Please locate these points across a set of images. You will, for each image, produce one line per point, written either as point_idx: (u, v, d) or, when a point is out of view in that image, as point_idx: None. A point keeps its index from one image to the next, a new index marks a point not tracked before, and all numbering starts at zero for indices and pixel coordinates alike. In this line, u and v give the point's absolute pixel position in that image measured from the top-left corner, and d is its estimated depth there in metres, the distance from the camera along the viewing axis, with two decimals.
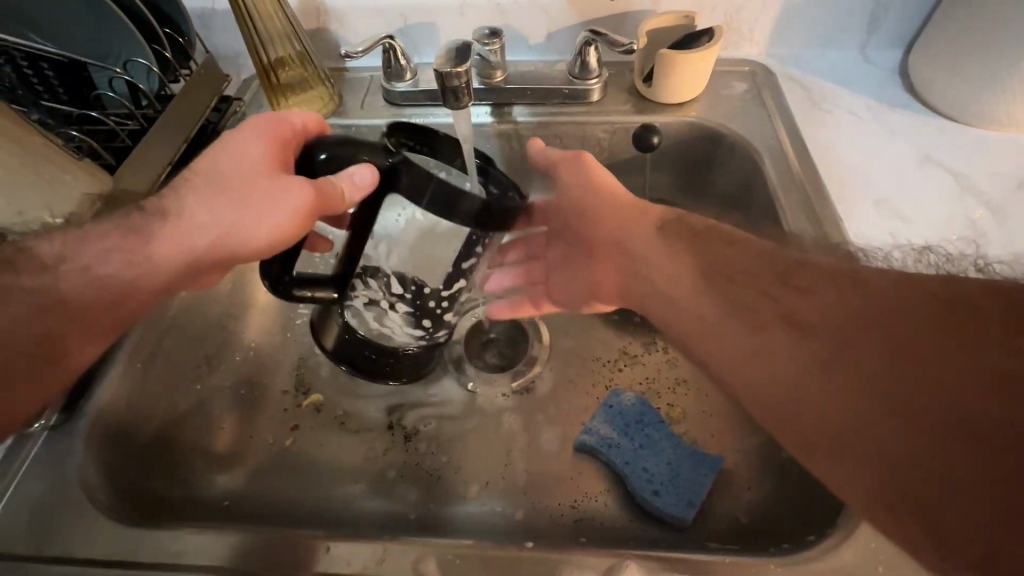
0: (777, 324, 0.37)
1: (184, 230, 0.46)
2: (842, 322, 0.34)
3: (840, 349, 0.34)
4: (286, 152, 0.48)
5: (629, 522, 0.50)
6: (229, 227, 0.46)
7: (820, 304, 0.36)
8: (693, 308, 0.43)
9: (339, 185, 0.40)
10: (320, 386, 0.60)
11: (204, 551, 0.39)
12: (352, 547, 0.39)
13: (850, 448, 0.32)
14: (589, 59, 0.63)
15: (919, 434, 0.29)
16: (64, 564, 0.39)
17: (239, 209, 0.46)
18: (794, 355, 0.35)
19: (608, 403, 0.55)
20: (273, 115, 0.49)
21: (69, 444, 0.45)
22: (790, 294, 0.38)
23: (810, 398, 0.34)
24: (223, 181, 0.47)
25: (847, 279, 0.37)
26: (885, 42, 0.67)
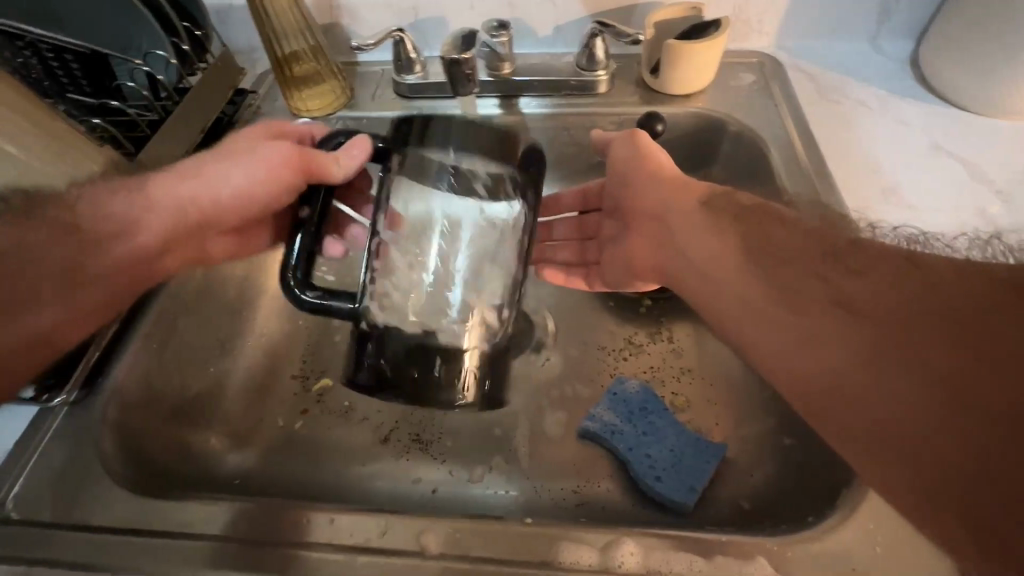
0: (830, 311, 0.35)
1: (180, 187, 0.48)
2: (902, 317, 0.32)
3: (898, 343, 0.31)
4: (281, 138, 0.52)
5: (630, 506, 0.50)
6: (214, 191, 0.49)
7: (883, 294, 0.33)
8: (737, 293, 0.40)
9: (327, 160, 0.43)
10: (330, 371, 0.61)
11: (213, 521, 0.41)
12: (357, 520, 0.40)
13: (895, 448, 0.30)
14: (596, 50, 0.63)
15: (985, 444, 0.27)
16: (82, 531, 0.41)
17: (225, 173, 0.49)
18: (842, 343, 0.33)
19: (611, 390, 0.56)
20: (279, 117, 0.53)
21: (88, 418, 0.46)
22: (846, 281, 0.35)
23: (862, 393, 0.32)
24: (230, 149, 0.50)
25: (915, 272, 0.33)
26: (897, 33, 0.66)
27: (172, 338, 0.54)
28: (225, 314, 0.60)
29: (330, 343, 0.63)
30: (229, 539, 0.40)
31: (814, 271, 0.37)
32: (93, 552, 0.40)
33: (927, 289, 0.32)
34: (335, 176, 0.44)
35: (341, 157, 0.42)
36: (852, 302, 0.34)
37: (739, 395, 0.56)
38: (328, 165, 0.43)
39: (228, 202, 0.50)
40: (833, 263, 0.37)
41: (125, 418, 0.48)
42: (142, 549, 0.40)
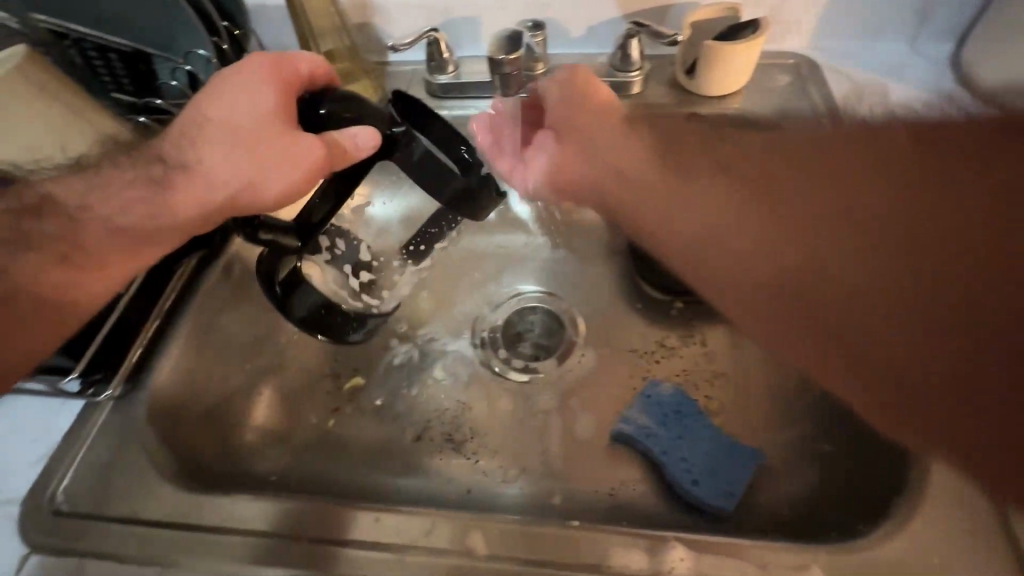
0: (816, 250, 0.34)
1: (204, 176, 0.46)
2: (881, 243, 0.31)
3: (878, 276, 0.31)
4: (291, 99, 0.46)
5: (668, 512, 0.50)
6: (244, 184, 0.47)
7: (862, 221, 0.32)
8: (726, 233, 0.41)
9: (343, 146, 0.42)
10: (361, 369, 0.61)
11: (257, 516, 0.41)
12: (401, 518, 0.41)
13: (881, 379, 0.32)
14: (630, 51, 0.63)
15: (907, 293, 0.30)
16: (131, 523, 0.41)
17: (247, 162, 0.46)
18: (781, 244, 0.37)
19: (645, 393, 0.55)
20: (280, 55, 0.46)
21: (134, 413, 0.47)
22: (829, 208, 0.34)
23: (809, 283, 0.35)
24: (236, 129, 0.45)
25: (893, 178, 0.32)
26: (938, 34, 0.65)
27: (210, 334, 0.54)
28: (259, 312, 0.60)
29: None
30: (275, 535, 0.40)
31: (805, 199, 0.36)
32: (141, 544, 0.41)
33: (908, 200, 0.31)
34: (343, 162, 0.43)
35: (354, 141, 0.42)
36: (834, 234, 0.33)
37: (776, 398, 0.55)
38: (346, 153, 0.42)
39: (250, 179, 0.46)
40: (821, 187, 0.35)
41: (167, 413, 0.49)
42: (190, 543, 0.40)
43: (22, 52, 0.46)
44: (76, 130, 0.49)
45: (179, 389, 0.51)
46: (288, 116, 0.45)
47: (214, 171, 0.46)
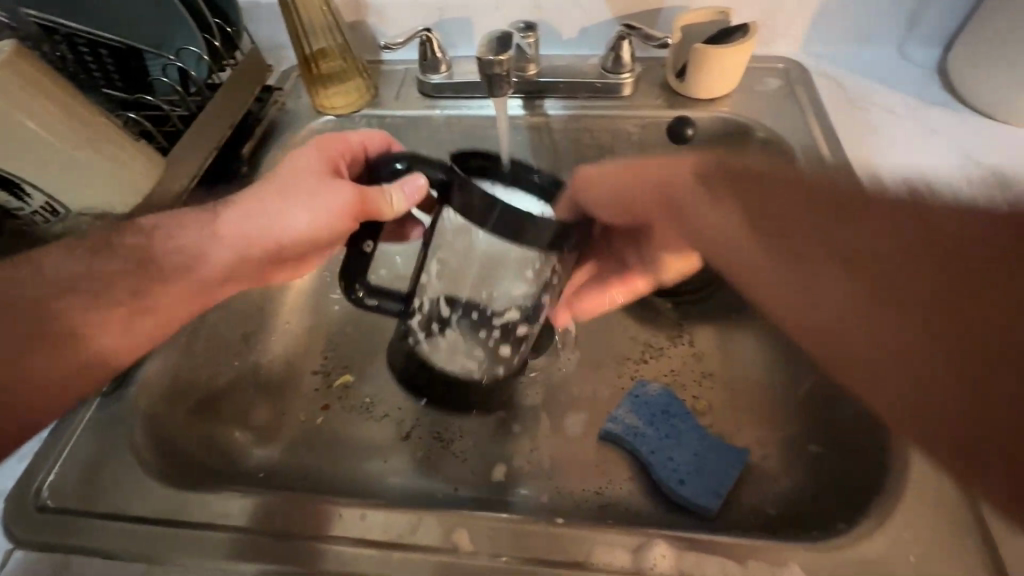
0: (836, 265, 0.38)
1: (245, 219, 0.50)
2: (899, 260, 0.35)
3: (909, 291, 0.35)
4: (340, 167, 0.52)
5: (654, 509, 0.50)
6: (284, 228, 0.51)
7: (875, 235, 0.36)
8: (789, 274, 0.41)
9: (384, 197, 0.47)
10: (352, 367, 0.61)
11: (244, 512, 0.41)
12: (389, 515, 0.41)
13: (951, 385, 0.32)
14: (622, 53, 0.64)
15: (965, 338, 0.32)
16: (115, 519, 0.41)
17: (289, 209, 0.51)
18: (857, 293, 0.37)
19: (633, 392, 0.56)
20: (334, 135, 0.53)
21: (121, 410, 0.47)
22: (837, 224, 0.38)
23: (863, 321, 0.36)
24: (286, 183, 0.51)
25: (843, 211, 0.38)
26: (924, 41, 0.66)
27: (200, 330, 0.54)
28: (250, 309, 0.60)
29: (349, 340, 0.63)
30: (259, 533, 0.40)
31: (777, 224, 0.41)
32: (127, 541, 0.40)
33: (879, 221, 0.37)
34: (389, 212, 0.48)
35: (393, 192, 0.46)
36: (853, 254, 0.37)
37: (761, 399, 0.56)
38: (380, 203, 0.47)
39: (287, 222, 0.51)
40: (838, 208, 0.39)
41: (156, 410, 0.49)
42: (174, 539, 0.40)
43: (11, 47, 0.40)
44: (72, 134, 0.44)
45: (167, 386, 0.51)
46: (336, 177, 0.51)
47: (256, 217, 0.50)
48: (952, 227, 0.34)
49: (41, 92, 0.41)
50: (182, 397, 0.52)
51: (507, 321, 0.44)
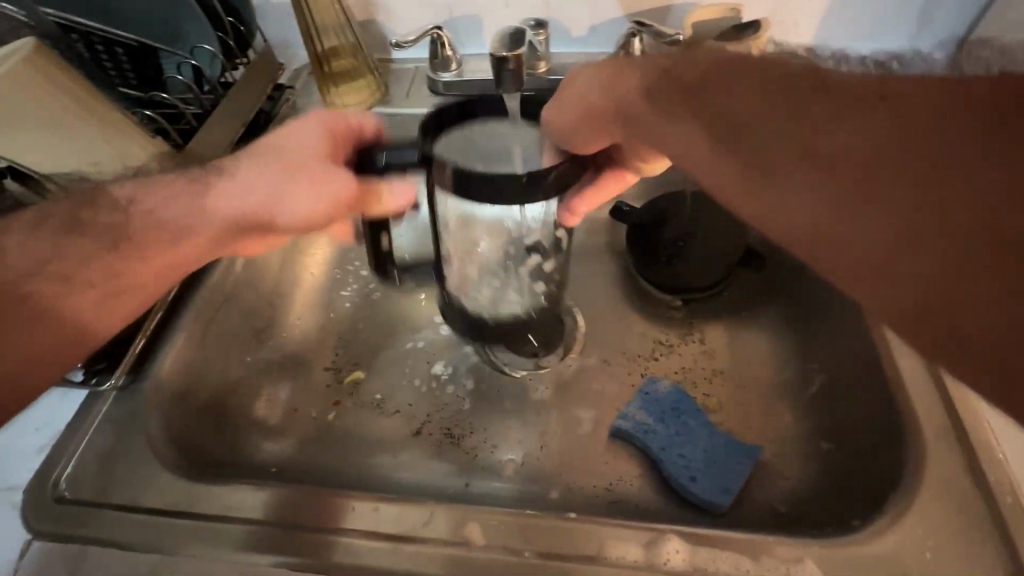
0: (794, 166, 0.36)
1: (229, 191, 0.46)
2: (870, 146, 0.34)
3: (890, 172, 0.33)
4: (340, 145, 0.47)
5: (665, 506, 0.50)
6: (269, 201, 0.46)
7: (844, 136, 0.35)
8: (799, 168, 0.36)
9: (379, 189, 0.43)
10: (362, 363, 0.62)
11: (257, 504, 0.42)
12: (400, 508, 0.41)
13: (954, 263, 0.30)
14: (633, 49, 0.61)
15: (987, 229, 0.30)
16: (131, 511, 0.42)
17: (275, 180, 0.46)
18: (876, 191, 0.33)
19: (643, 390, 0.55)
20: (334, 111, 0.48)
21: (136, 403, 0.48)
22: (785, 122, 0.38)
23: (879, 220, 0.33)
24: (278, 155, 0.46)
25: (801, 109, 0.37)
26: (937, 37, 0.65)
27: (212, 326, 0.55)
28: (261, 305, 0.61)
29: (359, 336, 0.64)
30: (272, 524, 0.41)
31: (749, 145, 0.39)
32: (142, 532, 0.41)
33: (841, 112, 0.36)
34: (380, 207, 0.44)
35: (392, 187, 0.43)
36: (814, 152, 0.36)
37: (774, 396, 0.55)
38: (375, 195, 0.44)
39: (278, 201, 0.46)
40: (806, 100, 0.38)
41: (170, 404, 0.49)
42: (189, 530, 0.41)
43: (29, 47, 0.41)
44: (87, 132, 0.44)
45: (181, 380, 0.51)
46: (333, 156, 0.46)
47: (244, 193, 0.46)
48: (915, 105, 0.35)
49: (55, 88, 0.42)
50: (195, 392, 0.52)
51: (536, 244, 0.50)
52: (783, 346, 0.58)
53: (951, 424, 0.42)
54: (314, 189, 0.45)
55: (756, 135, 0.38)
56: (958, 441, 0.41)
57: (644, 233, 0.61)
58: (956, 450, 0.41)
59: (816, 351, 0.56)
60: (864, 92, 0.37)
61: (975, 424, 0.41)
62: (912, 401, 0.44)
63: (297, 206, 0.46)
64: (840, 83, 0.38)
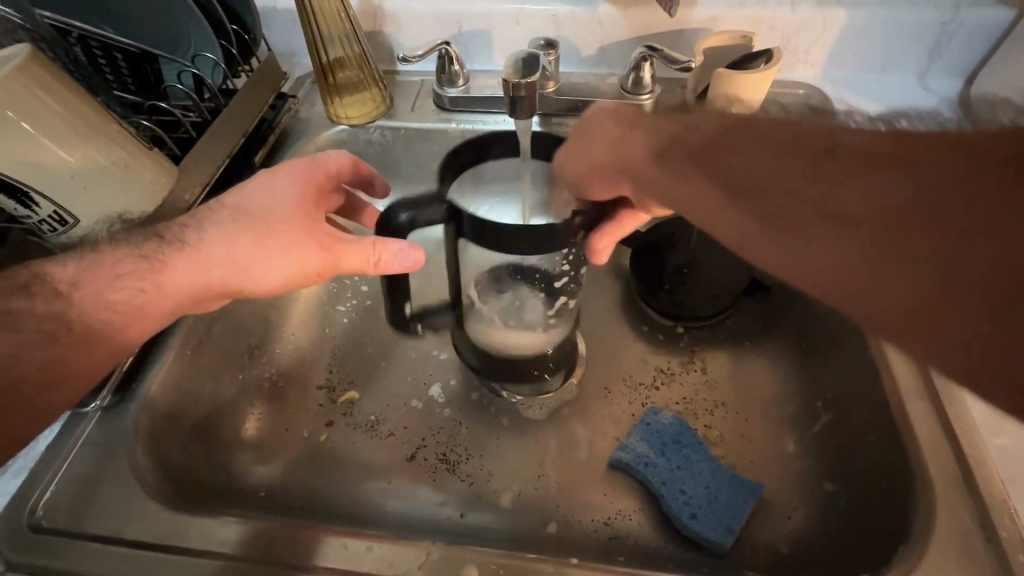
0: (816, 222, 0.35)
1: (201, 256, 0.45)
2: (884, 203, 0.33)
3: (911, 222, 0.32)
4: (315, 193, 0.50)
5: (663, 543, 0.49)
6: (237, 271, 0.46)
7: (862, 193, 0.34)
8: (818, 225, 0.35)
9: (379, 254, 0.44)
10: (357, 383, 0.60)
11: (242, 541, 0.40)
12: (395, 549, 0.39)
13: (969, 315, 0.29)
14: (643, 74, 0.62)
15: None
16: (112, 544, 0.40)
17: (248, 250, 0.46)
18: (900, 240, 0.32)
19: (645, 420, 0.54)
20: (310, 158, 0.51)
21: (120, 425, 0.46)
22: (803, 180, 0.37)
23: (909, 272, 0.31)
24: (247, 217, 0.47)
25: (813, 165, 0.37)
26: (946, 72, 0.65)
27: (204, 343, 0.53)
28: (255, 320, 0.59)
29: (355, 353, 0.62)
30: (251, 561, 0.39)
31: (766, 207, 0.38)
32: (122, 567, 0.39)
33: (855, 167, 0.35)
34: (370, 267, 0.46)
35: (383, 261, 0.45)
36: (835, 210, 0.35)
37: (776, 432, 0.55)
38: (385, 260, 0.44)
39: (248, 271, 0.46)
40: (824, 162, 0.37)
41: (157, 426, 0.48)
42: (170, 564, 0.39)
43: (27, 48, 0.39)
44: (81, 139, 0.42)
45: (170, 399, 0.50)
46: (312, 209, 0.48)
47: (216, 264, 0.45)
48: (931, 159, 0.33)
49: (49, 92, 0.40)
50: (184, 412, 0.51)
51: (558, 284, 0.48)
52: (785, 378, 0.58)
53: (959, 472, 0.41)
54: (292, 256, 0.46)
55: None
56: (966, 490, 0.40)
57: (650, 254, 0.60)
58: (965, 501, 0.40)
59: (819, 386, 0.55)
60: (880, 149, 0.36)
61: (983, 473, 0.41)
62: (920, 446, 0.43)
63: (270, 270, 0.46)
64: (858, 142, 0.37)
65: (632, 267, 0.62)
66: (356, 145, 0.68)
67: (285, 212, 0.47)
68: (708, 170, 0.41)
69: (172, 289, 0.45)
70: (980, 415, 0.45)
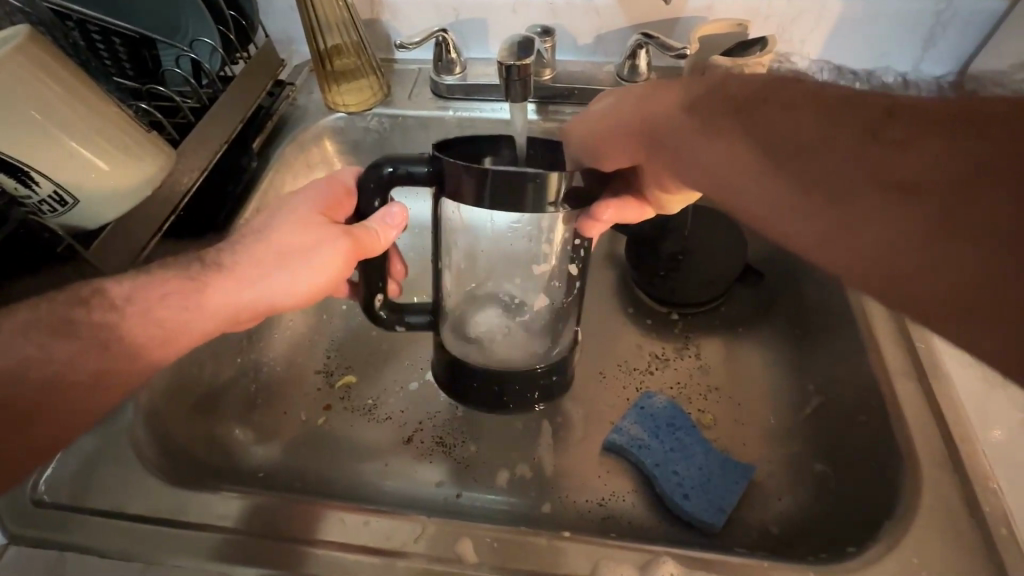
0: (868, 189, 0.32)
1: (235, 276, 0.45)
2: (949, 171, 0.30)
3: (974, 198, 0.28)
4: (335, 206, 0.49)
5: (656, 522, 0.50)
6: (271, 287, 0.46)
7: (926, 159, 0.30)
8: (868, 199, 0.32)
9: (375, 230, 0.45)
10: (354, 368, 0.61)
11: (242, 514, 0.41)
12: (392, 523, 0.40)
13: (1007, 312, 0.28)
14: (639, 62, 0.62)
15: None
16: (113, 518, 0.41)
17: (282, 267, 0.47)
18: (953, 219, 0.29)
19: (639, 404, 0.55)
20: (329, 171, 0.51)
21: (120, 405, 0.46)
22: (862, 143, 0.33)
23: (950, 261, 0.29)
24: (275, 239, 0.47)
25: (875, 128, 0.33)
26: (940, 61, 0.65)
27: None
28: None
29: (353, 339, 0.63)
30: (252, 534, 0.40)
31: (812, 168, 0.34)
32: (123, 540, 0.40)
33: (923, 133, 0.31)
34: (377, 249, 0.46)
35: (381, 234, 0.45)
36: (893, 176, 0.31)
37: (767, 416, 0.55)
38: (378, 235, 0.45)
39: (287, 284, 0.47)
40: (878, 120, 0.33)
41: (157, 407, 0.48)
42: (169, 538, 0.40)
43: (27, 31, 0.40)
44: (80, 121, 0.42)
45: (170, 382, 0.50)
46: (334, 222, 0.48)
47: (252, 282, 0.45)
48: (1010, 119, 0.29)
49: (48, 73, 0.40)
50: (180, 395, 0.51)
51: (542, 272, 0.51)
52: (778, 363, 0.59)
53: (946, 450, 0.42)
54: (323, 273, 0.47)
55: (775, 150, 0.37)
56: (953, 470, 0.41)
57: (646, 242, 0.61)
58: (952, 478, 0.41)
59: (811, 370, 0.56)
60: (947, 113, 0.32)
61: (969, 454, 0.42)
62: (908, 426, 0.44)
63: (303, 280, 0.47)
64: (918, 104, 0.33)
65: (628, 252, 0.62)
66: (354, 133, 0.69)
67: (311, 227, 0.47)
68: (748, 127, 0.38)
69: (211, 312, 0.44)
70: (968, 398, 0.46)
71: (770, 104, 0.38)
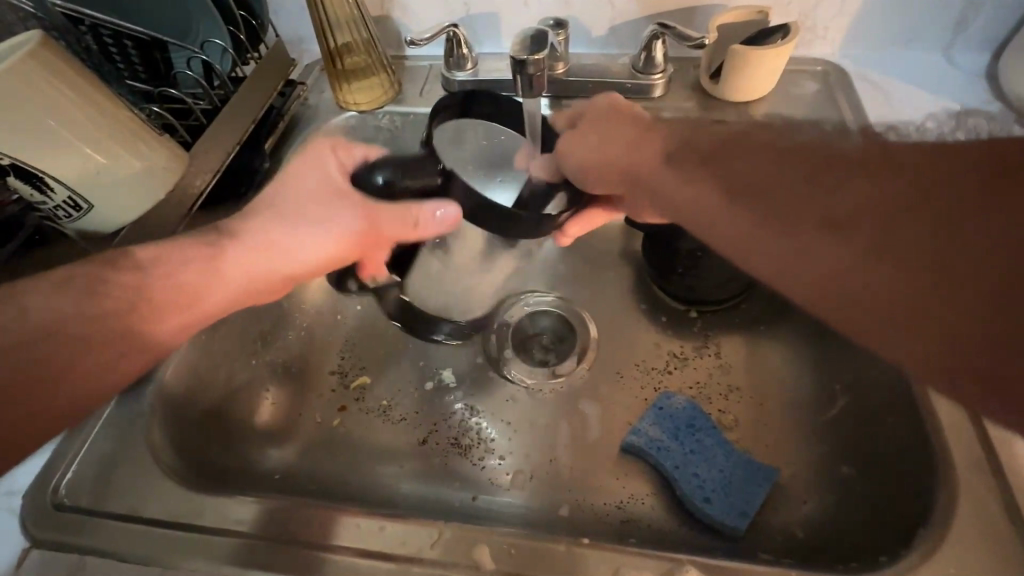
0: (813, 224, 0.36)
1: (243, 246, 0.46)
2: (881, 207, 0.33)
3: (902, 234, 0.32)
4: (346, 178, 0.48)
5: (676, 525, 0.49)
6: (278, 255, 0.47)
7: (859, 198, 0.34)
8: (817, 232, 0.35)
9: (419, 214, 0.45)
10: (369, 368, 0.60)
11: (257, 519, 0.41)
12: (408, 529, 0.40)
13: (947, 328, 0.30)
14: (655, 53, 0.60)
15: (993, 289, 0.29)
16: (131, 523, 0.41)
17: (290, 234, 0.47)
18: (888, 253, 0.32)
19: (657, 404, 0.53)
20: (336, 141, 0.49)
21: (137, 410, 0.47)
22: (808, 182, 0.37)
23: (891, 288, 0.32)
24: (283, 210, 0.47)
25: (822, 170, 0.37)
26: (971, 45, 0.62)
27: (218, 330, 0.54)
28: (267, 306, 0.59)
29: (367, 339, 0.62)
30: (267, 539, 0.40)
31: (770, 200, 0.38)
32: (141, 545, 0.40)
33: (856, 178, 0.35)
34: (414, 232, 0.47)
35: (422, 220, 0.46)
36: (832, 215, 0.35)
37: (790, 416, 0.54)
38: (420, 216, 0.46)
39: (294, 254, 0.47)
40: (820, 164, 0.37)
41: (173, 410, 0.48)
42: (185, 542, 0.40)
43: (38, 36, 0.40)
44: (92, 126, 0.42)
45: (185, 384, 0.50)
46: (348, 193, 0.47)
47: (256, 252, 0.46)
48: (942, 166, 0.33)
49: (60, 78, 0.40)
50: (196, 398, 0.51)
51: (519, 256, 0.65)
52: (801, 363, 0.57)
53: (983, 454, 0.40)
54: (344, 226, 0.47)
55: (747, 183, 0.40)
56: (991, 475, 0.39)
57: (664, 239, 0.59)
58: (990, 484, 0.39)
59: (836, 369, 0.54)
60: (879, 158, 0.35)
61: (1008, 461, 0.40)
62: (941, 429, 0.42)
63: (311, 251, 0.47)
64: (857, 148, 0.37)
65: (644, 249, 0.61)
66: (366, 131, 0.68)
67: (323, 198, 0.47)
68: (716, 172, 0.41)
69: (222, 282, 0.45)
70: None
71: (735, 153, 0.41)
